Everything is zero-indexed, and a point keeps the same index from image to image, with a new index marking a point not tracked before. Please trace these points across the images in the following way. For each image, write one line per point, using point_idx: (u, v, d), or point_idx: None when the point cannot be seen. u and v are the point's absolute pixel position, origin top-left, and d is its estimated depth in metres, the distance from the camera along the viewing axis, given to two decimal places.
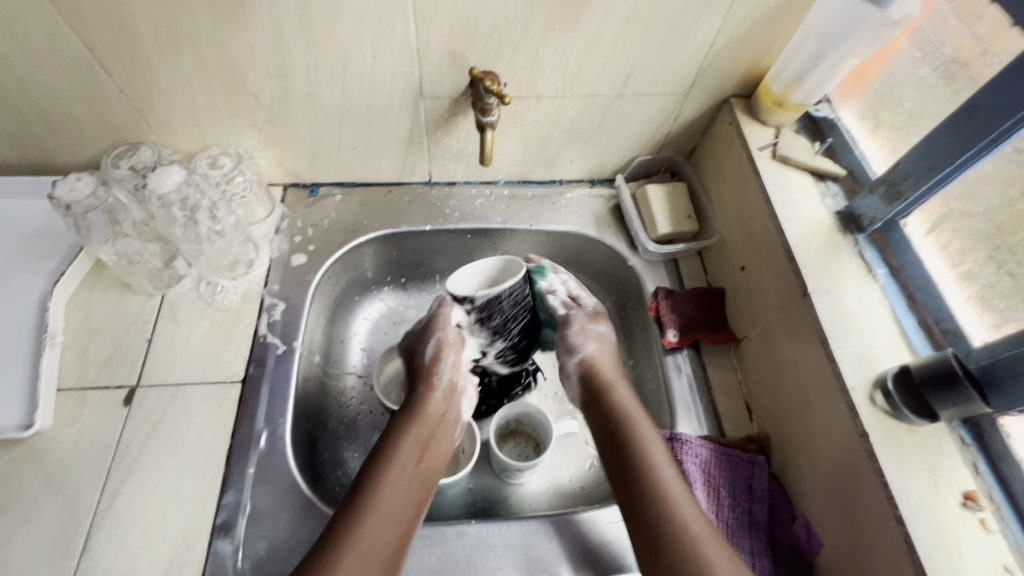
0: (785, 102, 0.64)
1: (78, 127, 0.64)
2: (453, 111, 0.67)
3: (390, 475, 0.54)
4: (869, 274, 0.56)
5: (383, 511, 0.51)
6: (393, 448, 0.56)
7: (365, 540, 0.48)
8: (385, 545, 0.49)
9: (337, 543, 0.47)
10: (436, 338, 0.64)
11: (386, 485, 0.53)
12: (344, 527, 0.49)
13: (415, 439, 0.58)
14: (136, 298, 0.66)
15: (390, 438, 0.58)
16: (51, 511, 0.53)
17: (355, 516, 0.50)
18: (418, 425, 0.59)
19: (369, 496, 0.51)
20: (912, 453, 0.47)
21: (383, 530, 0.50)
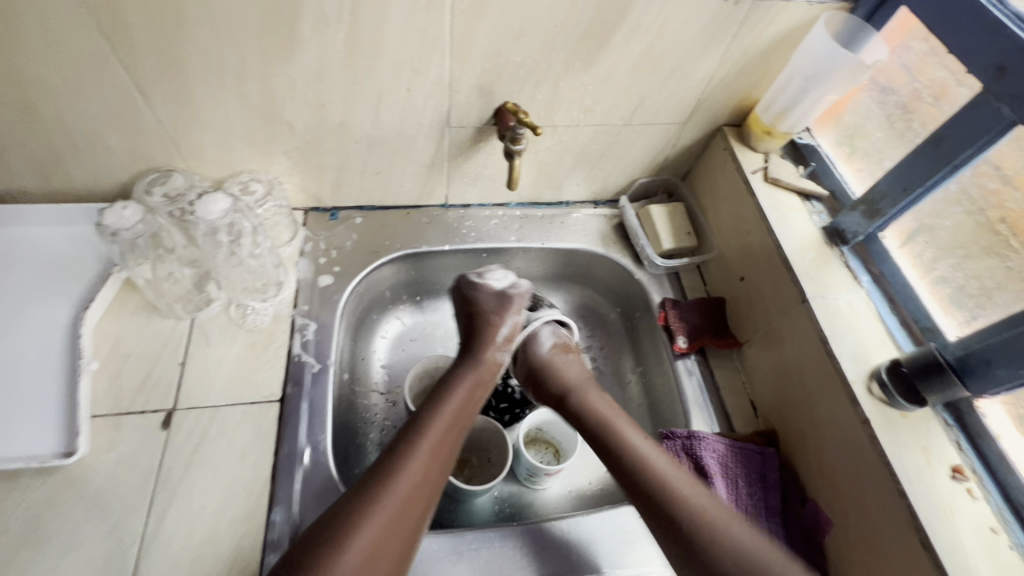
0: (774, 131, 0.72)
1: (108, 156, 0.65)
2: (476, 139, 0.72)
3: (444, 411, 0.60)
4: (855, 281, 0.64)
5: (433, 445, 0.57)
6: (448, 390, 0.63)
7: (414, 468, 0.54)
8: (429, 476, 0.55)
9: (393, 467, 0.54)
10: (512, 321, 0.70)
11: (440, 421, 0.59)
12: (400, 455, 0.55)
13: (469, 383, 0.64)
14: (166, 322, 0.67)
15: (448, 380, 0.64)
16: (97, 537, 0.53)
17: (410, 447, 0.56)
18: (476, 372, 0.65)
19: (421, 430, 0.58)
20: (907, 434, 0.54)
21: (428, 462, 0.55)
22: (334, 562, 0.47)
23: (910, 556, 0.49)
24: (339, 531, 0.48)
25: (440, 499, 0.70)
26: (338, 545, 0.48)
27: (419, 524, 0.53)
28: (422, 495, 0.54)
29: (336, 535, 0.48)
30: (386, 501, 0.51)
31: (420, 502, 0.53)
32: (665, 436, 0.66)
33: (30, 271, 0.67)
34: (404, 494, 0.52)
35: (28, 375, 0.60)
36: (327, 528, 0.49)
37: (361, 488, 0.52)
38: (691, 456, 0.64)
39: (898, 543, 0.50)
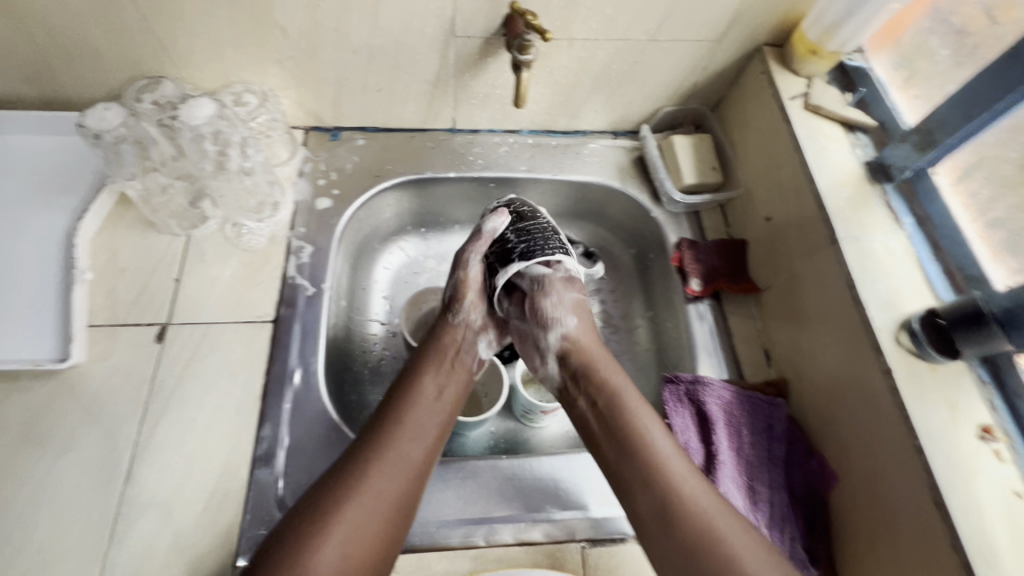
0: (820, 50, 0.64)
1: (94, 61, 0.61)
2: (485, 52, 0.65)
3: (415, 399, 0.57)
4: (896, 223, 0.58)
5: (408, 434, 0.53)
6: (417, 375, 0.59)
7: (393, 458, 0.51)
8: (411, 465, 0.52)
9: (366, 460, 0.50)
10: (456, 275, 0.67)
11: (416, 414, 0.55)
12: (372, 449, 0.51)
13: (439, 372, 0.60)
14: (161, 238, 0.66)
15: (415, 365, 0.60)
16: (92, 441, 0.55)
17: (384, 439, 0.52)
18: (438, 358, 0.61)
19: (395, 421, 0.54)
20: (934, 390, 0.49)
21: (410, 450, 0.52)
22: (306, 564, 0.42)
23: (919, 514, 0.46)
24: (311, 528, 0.44)
25: None
26: (308, 544, 0.43)
27: (400, 513, 0.49)
28: (404, 486, 0.50)
29: (308, 534, 0.44)
30: (361, 493, 0.48)
31: (398, 487, 0.50)
32: (669, 380, 0.63)
33: (25, 180, 0.66)
34: (383, 483, 0.49)
35: (26, 281, 0.60)
36: (293, 527, 0.45)
37: (328, 481, 0.48)
38: (694, 402, 0.61)
39: (909, 500, 0.47)
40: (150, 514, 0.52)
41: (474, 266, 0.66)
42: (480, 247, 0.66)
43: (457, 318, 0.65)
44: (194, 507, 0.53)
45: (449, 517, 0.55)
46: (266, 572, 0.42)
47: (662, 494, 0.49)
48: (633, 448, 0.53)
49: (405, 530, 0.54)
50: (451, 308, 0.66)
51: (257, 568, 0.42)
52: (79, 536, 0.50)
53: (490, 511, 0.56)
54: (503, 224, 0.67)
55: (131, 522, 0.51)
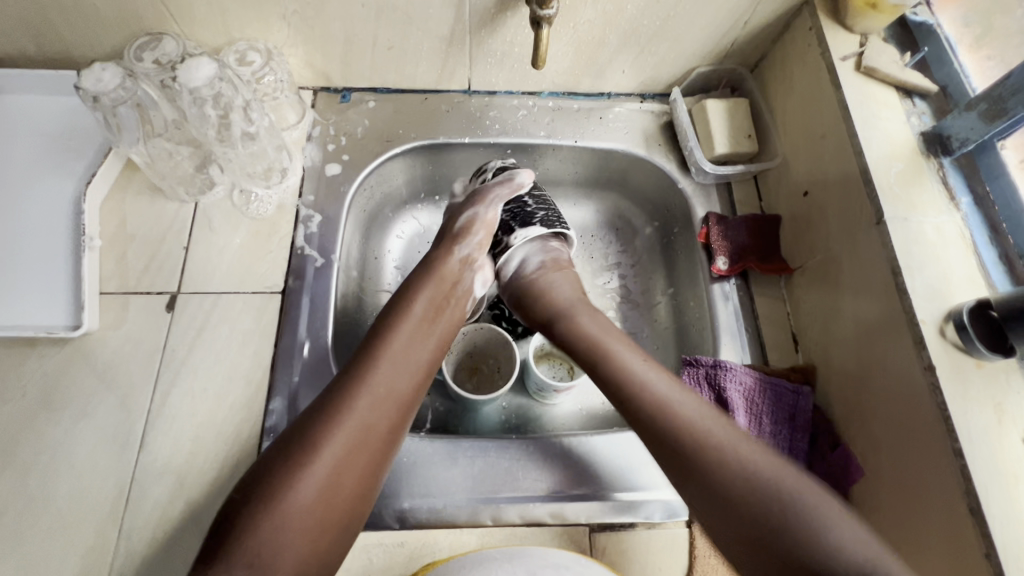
0: (879, 3, 0.57)
1: (93, 17, 0.58)
2: (502, 5, 0.60)
3: (404, 328, 0.53)
4: (951, 202, 0.52)
5: (395, 359, 0.50)
6: (406, 303, 0.55)
7: (379, 385, 0.48)
8: (397, 392, 0.49)
9: (351, 388, 0.47)
10: (472, 211, 0.65)
11: (402, 341, 0.52)
12: (357, 377, 0.48)
13: (430, 298, 0.57)
14: (169, 204, 0.65)
15: (403, 295, 0.57)
16: (107, 408, 0.55)
17: (368, 365, 0.49)
18: (432, 290, 0.58)
19: (380, 348, 0.51)
20: (980, 389, 0.45)
21: (396, 378, 0.49)
22: (291, 495, 0.41)
23: (953, 520, 0.43)
24: (296, 456, 0.42)
25: (444, 404, 0.69)
26: (294, 471, 0.42)
27: (386, 444, 0.47)
28: (388, 415, 0.47)
29: (294, 461, 0.42)
30: (346, 420, 0.45)
31: (386, 417, 0.47)
32: (688, 363, 0.60)
33: (33, 142, 0.65)
34: (368, 410, 0.46)
35: (36, 248, 0.60)
36: (280, 457, 0.42)
37: (313, 412, 0.45)
38: (713, 387, 0.58)
39: (943, 504, 0.44)
40: (163, 481, 0.52)
41: (494, 209, 0.65)
42: (503, 193, 0.65)
43: (461, 250, 0.62)
44: (205, 476, 0.53)
45: (457, 496, 0.55)
46: (255, 497, 0.40)
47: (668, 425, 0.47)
48: (633, 392, 0.50)
49: (413, 507, 0.54)
50: (457, 239, 0.63)
51: (245, 496, 0.41)
52: (97, 500, 0.51)
53: (497, 491, 0.55)
54: (530, 181, 0.66)
55: (145, 488, 0.52)
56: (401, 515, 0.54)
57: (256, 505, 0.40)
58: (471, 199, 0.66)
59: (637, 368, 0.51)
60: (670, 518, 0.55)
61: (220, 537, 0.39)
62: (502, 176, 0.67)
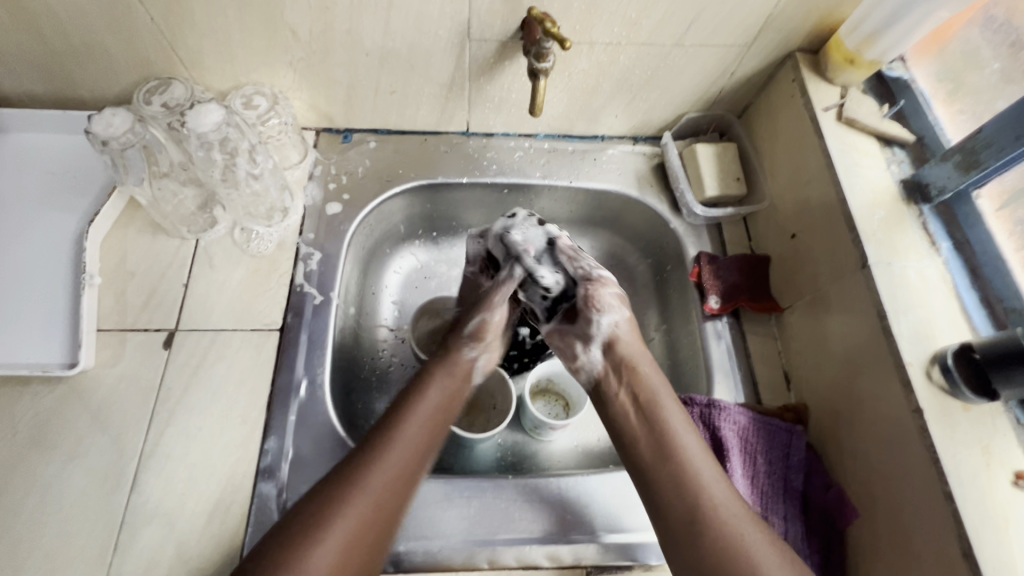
0: (857, 60, 0.60)
1: (104, 62, 0.60)
2: (501, 56, 0.63)
3: (415, 414, 0.53)
4: (932, 248, 0.55)
5: (385, 469, 0.48)
6: (420, 387, 0.55)
7: (366, 492, 0.46)
8: (384, 506, 0.46)
9: (337, 496, 0.45)
10: (481, 315, 0.62)
11: (428, 397, 0.55)
12: (344, 485, 0.46)
13: (442, 389, 0.56)
14: (170, 241, 0.65)
15: (419, 381, 0.56)
16: (99, 448, 0.55)
17: (357, 475, 0.47)
18: (442, 380, 0.57)
19: (373, 451, 0.49)
20: (967, 431, 0.46)
21: (405, 466, 0.49)
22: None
23: (944, 565, 0.43)
24: (294, 546, 0.42)
25: None
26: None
27: (383, 531, 0.46)
28: (369, 530, 0.45)
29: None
30: (324, 538, 0.43)
31: (369, 530, 0.45)
32: (682, 403, 0.60)
33: (36, 180, 0.66)
34: (348, 525, 0.44)
35: (36, 285, 0.60)
36: (284, 541, 0.42)
37: (319, 494, 0.45)
38: (708, 426, 0.59)
39: (933, 548, 0.44)
40: (154, 524, 0.52)
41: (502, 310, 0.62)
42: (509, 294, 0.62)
43: (470, 354, 0.60)
44: (198, 519, 0.52)
45: (454, 538, 0.54)
46: None
47: (696, 524, 0.46)
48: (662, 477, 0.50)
49: (408, 550, 0.53)
50: (467, 341, 0.61)
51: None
52: (85, 545, 0.50)
53: (494, 534, 0.55)
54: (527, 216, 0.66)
55: (136, 532, 0.51)
56: (396, 559, 0.53)
57: None
58: (482, 301, 0.63)
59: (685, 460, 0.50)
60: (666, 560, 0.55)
61: None
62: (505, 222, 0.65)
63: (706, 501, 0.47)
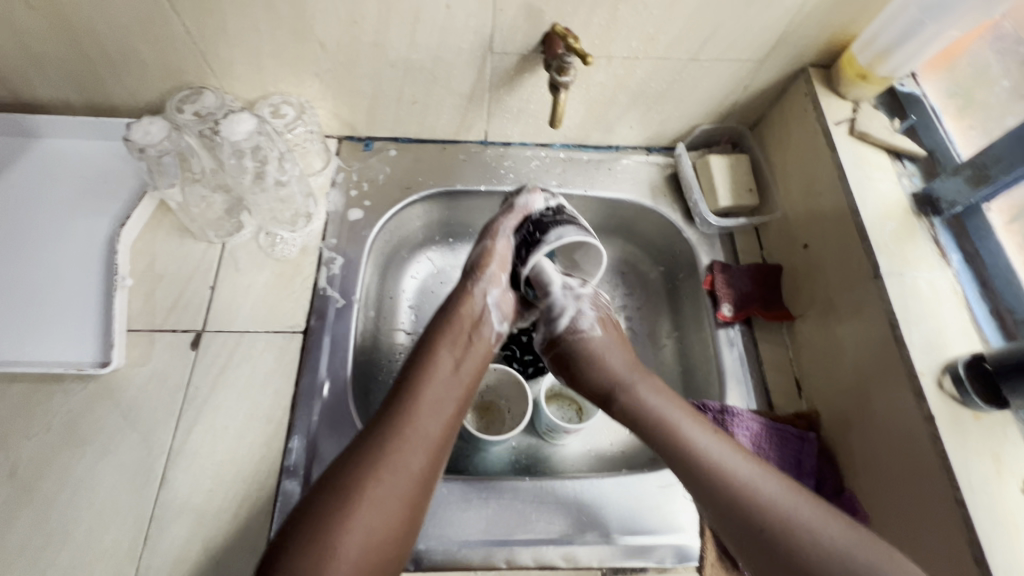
0: (870, 75, 0.62)
1: (140, 72, 0.62)
2: (521, 68, 0.65)
3: (434, 372, 0.55)
4: (943, 259, 0.56)
5: (425, 405, 0.52)
6: (432, 348, 0.57)
7: (414, 432, 0.50)
8: (430, 434, 0.50)
9: (387, 433, 0.49)
10: (483, 244, 0.64)
11: (440, 360, 0.56)
12: (391, 422, 0.50)
13: (451, 352, 0.58)
14: (197, 245, 0.67)
15: (428, 341, 0.58)
16: (129, 444, 0.56)
17: (402, 413, 0.50)
18: (452, 334, 0.59)
19: (414, 394, 0.52)
20: (978, 439, 0.47)
21: (432, 422, 0.51)
22: (335, 541, 0.42)
23: (956, 570, 0.44)
24: (335, 507, 0.44)
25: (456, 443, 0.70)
26: (333, 518, 0.43)
27: (421, 487, 0.48)
28: (423, 460, 0.48)
29: (335, 505, 0.44)
30: (380, 467, 0.46)
31: (421, 458, 0.48)
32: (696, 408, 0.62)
33: (70, 184, 0.68)
34: (404, 455, 0.48)
35: (70, 286, 0.62)
36: (324, 502, 0.44)
37: (350, 455, 0.47)
38: None
39: (945, 553, 0.45)
40: (182, 520, 0.53)
41: (504, 238, 0.64)
42: (513, 220, 0.64)
43: (479, 287, 0.62)
44: (225, 515, 0.54)
45: (472, 538, 0.55)
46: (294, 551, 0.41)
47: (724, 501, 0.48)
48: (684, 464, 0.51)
49: (427, 548, 0.55)
50: (472, 275, 0.63)
51: (288, 540, 0.42)
52: (116, 538, 0.52)
53: (512, 533, 0.56)
54: (537, 199, 0.64)
55: (165, 526, 0.53)
56: (416, 557, 0.54)
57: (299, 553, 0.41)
58: (485, 230, 0.65)
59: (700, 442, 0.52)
60: (680, 563, 0.56)
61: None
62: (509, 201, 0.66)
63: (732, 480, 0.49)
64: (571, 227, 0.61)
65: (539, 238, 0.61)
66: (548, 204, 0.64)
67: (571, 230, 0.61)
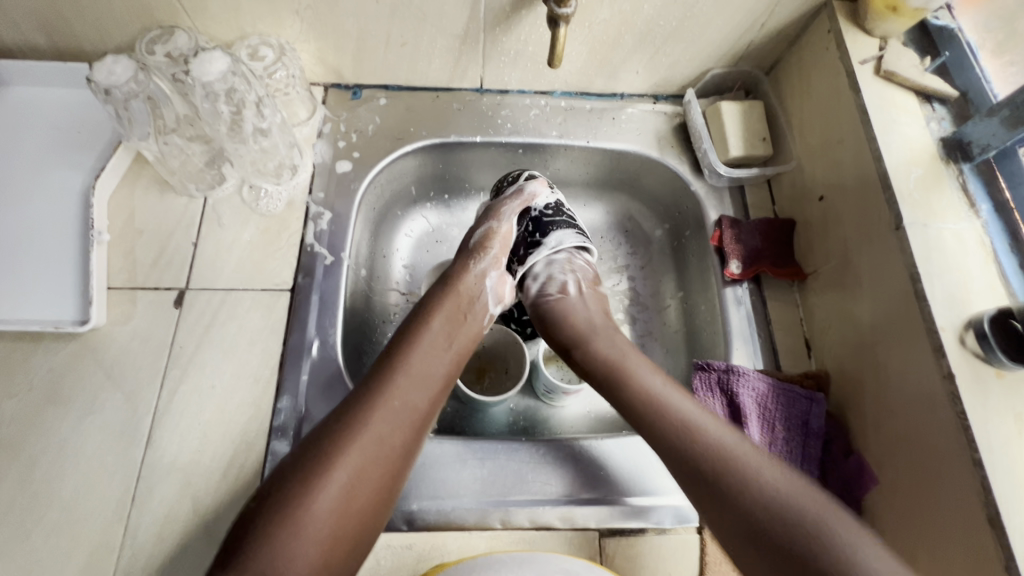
0: (901, 7, 0.56)
1: (105, 10, 0.58)
2: (518, 3, 0.59)
3: (422, 343, 0.53)
4: (971, 209, 0.52)
5: (410, 375, 0.50)
6: (422, 319, 0.55)
7: (397, 401, 0.48)
8: (412, 407, 0.48)
9: (366, 402, 0.46)
10: (487, 225, 0.65)
11: (432, 330, 0.54)
12: (372, 393, 0.47)
13: (444, 323, 0.55)
14: (178, 199, 0.64)
15: (420, 312, 0.56)
16: (113, 404, 0.55)
17: (385, 382, 0.48)
18: (447, 307, 0.57)
19: (398, 365, 0.50)
20: (1001, 398, 0.44)
21: (417, 393, 0.49)
22: (309, 505, 0.40)
23: (970, 531, 0.42)
24: (310, 471, 0.42)
25: (451, 404, 0.68)
26: (307, 486, 0.41)
27: (401, 458, 0.46)
28: (403, 433, 0.47)
29: (313, 468, 0.42)
30: (358, 438, 0.44)
31: (402, 430, 0.47)
32: (700, 367, 0.59)
33: (41, 135, 0.64)
34: (382, 426, 0.46)
35: (45, 242, 0.59)
36: (300, 467, 0.42)
37: (332, 422, 0.45)
38: (725, 392, 0.58)
39: (959, 515, 0.43)
40: (170, 479, 0.52)
41: (508, 221, 0.65)
42: (515, 206, 0.66)
43: (480, 266, 0.61)
44: (213, 474, 0.52)
45: (467, 498, 0.54)
46: (268, 515, 0.40)
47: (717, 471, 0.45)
48: (676, 442, 0.48)
49: (421, 508, 0.53)
50: (473, 254, 0.62)
51: (262, 504, 0.40)
52: (103, 498, 0.51)
53: (507, 493, 0.55)
54: (542, 190, 0.68)
55: (152, 486, 0.52)
56: (409, 517, 0.53)
57: (271, 517, 0.40)
58: (487, 213, 0.66)
59: (694, 418, 0.49)
60: (680, 524, 0.54)
61: (231, 542, 0.39)
62: (513, 188, 0.68)
63: (727, 457, 0.46)
64: (571, 233, 0.67)
65: (540, 239, 0.66)
66: (550, 198, 0.69)
67: (571, 236, 0.67)
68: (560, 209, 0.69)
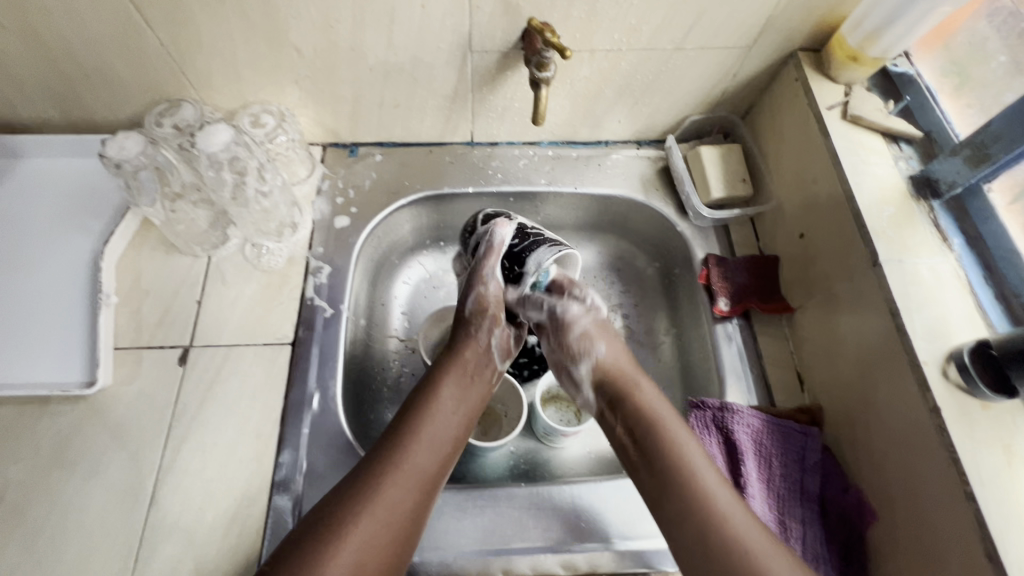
0: (861, 57, 0.60)
1: (116, 88, 0.62)
2: (503, 66, 0.63)
3: (435, 408, 0.54)
4: (944, 244, 0.54)
5: (426, 442, 0.51)
6: (434, 384, 0.57)
7: (409, 469, 0.49)
8: (423, 475, 0.49)
9: (380, 472, 0.48)
10: (476, 289, 0.63)
11: (443, 396, 0.56)
12: (388, 459, 0.49)
13: (454, 387, 0.57)
14: (183, 259, 0.67)
15: (432, 374, 0.58)
16: (117, 465, 0.55)
17: (399, 448, 0.50)
18: (456, 372, 0.58)
19: (412, 429, 0.52)
20: (986, 431, 0.45)
21: (429, 460, 0.51)
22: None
23: (969, 566, 0.42)
24: (323, 539, 0.43)
25: None
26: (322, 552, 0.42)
27: (411, 531, 0.47)
28: (415, 499, 0.48)
29: (324, 537, 0.43)
30: (373, 505, 0.45)
31: (410, 502, 0.47)
32: (694, 406, 0.60)
33: (51, 203, 0.68)
34: (396, 494, 0.47)
35: (55, 307, 0.62)
36: (310, 536, 0.43)
37: (344, 488, 0.47)
38: (722, 429, 0.58)
39: (956, 551, 0.43)
40: (174, 539, 0.52)
41: (494, 280, 0.64)
42: (494, 262, 0.64)
43: (480, 332, 0.61)
44: (216, 533, 0.53)
45: (468, 548, 0.54)
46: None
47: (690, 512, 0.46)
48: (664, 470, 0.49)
49: (423, 560, 0.53)
50: (470, 321, 0.62)
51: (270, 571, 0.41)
52: (106, 561, 0.51)
53: (509, 542, 0.55)
54: (507, 234, 0.64)
55: (155, 548, 0.52)
56: (411, 569, 0.53)
57: None
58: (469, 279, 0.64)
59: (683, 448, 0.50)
60: None
61: None
62: (485, 239, 0.65)
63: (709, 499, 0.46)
64: (546, 249, 0.64)
65: (520, 270, 0.64)
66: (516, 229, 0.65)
67: (548, 252, 0.64)
68: (527, 232, 0.66)
